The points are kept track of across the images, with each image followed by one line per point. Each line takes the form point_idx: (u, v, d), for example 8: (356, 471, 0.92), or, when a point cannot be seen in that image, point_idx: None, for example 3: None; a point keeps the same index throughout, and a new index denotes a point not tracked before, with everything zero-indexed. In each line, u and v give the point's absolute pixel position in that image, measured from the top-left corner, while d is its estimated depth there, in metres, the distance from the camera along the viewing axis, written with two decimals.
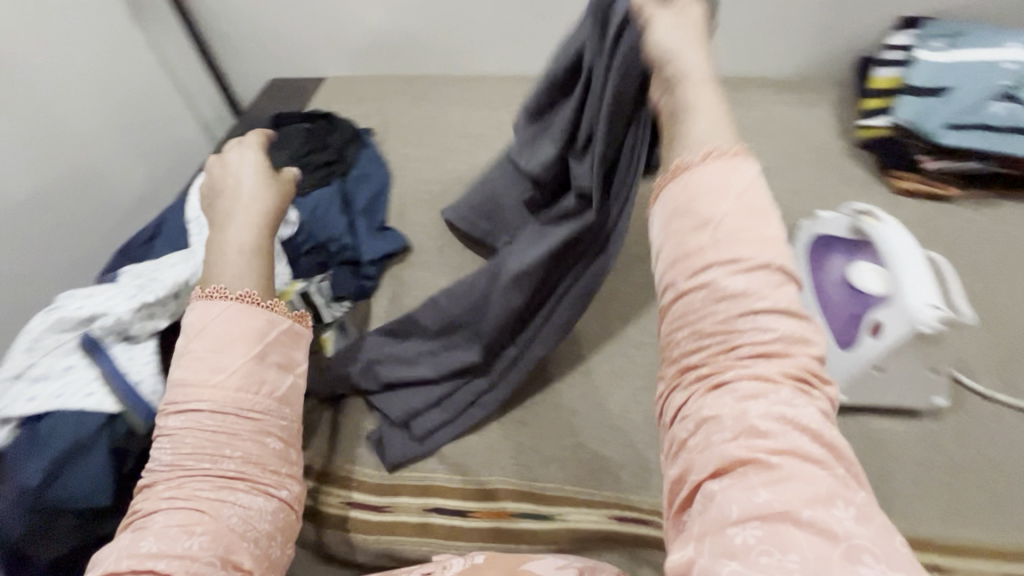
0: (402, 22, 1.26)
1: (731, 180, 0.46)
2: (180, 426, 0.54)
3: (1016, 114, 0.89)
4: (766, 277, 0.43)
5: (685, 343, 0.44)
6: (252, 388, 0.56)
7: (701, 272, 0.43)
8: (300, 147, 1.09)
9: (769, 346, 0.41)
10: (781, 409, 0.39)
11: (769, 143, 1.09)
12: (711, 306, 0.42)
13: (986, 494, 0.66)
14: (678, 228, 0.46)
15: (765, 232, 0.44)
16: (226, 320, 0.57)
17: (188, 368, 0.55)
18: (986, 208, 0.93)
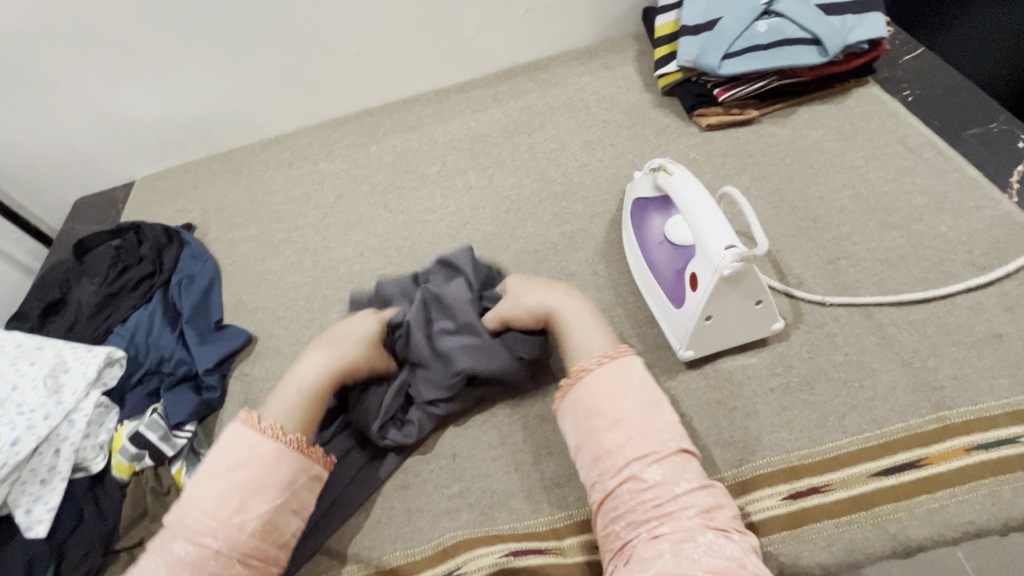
0: (188, 101, 1.17)
1: (626, 380, 0.62)
2: (183, 554, 0.54)
3: (778, 28, 0.92)
4: (672, 463, 0.57)
5: (624, 530, 0.57)
6: (271, 542, 0.58)
7: (623, 468, 0.57)
8: (110, 270, 0.99)
9: (694, 509, 0.55)
10: (706, 545, 0.53)
11: (583, 116, 1.09)
12: (640, 494, 0.56)
13: (841, 396, 0.68)
14: (598, 429, 0.60)
15: (660, 420, 0.60)
16: (265, 465, 0.59)
17: (203, 497, 0.56)
18: (794, 131, 0.95)
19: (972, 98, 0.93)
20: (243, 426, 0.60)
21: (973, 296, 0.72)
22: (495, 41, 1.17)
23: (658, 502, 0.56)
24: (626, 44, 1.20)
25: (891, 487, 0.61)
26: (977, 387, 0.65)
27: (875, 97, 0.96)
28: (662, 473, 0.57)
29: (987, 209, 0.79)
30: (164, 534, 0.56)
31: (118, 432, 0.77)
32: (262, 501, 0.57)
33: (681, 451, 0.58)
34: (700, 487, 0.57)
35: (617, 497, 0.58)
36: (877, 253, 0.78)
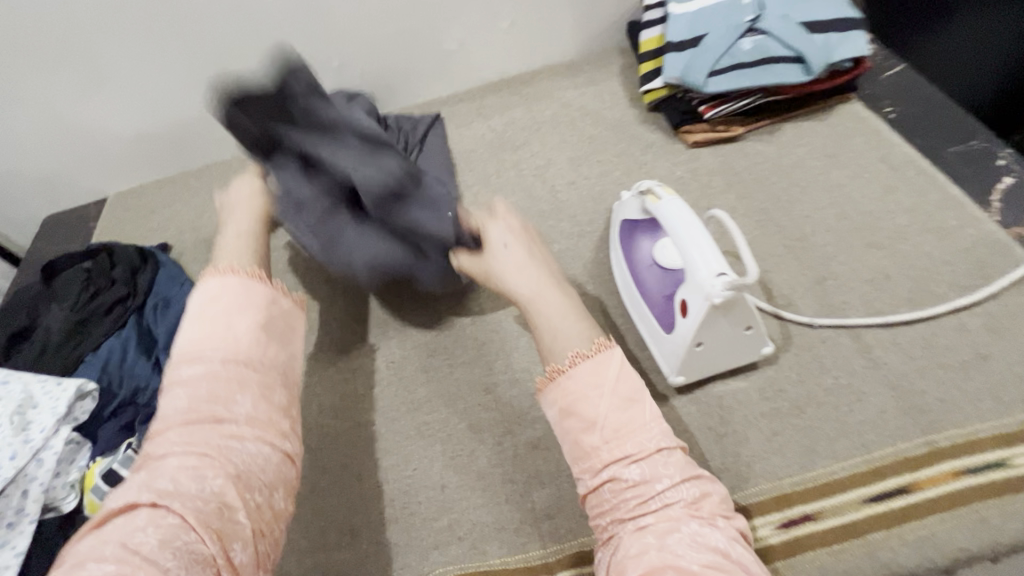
0: (162, 116, 1.13)
1: (606, 374, 0.61)
2: (193, 377, 0.56)
3: (762, 46, 0.92)
4: (652, 462, 0.58)
5: (610, 524, 0.58)
6: (272, 343, 0.62)
7: (602, 470, 0.59)
8: (81, 295, 0.95)
9: (675, 505, 0.56)
10: (691, 535, 0.54)
11: (568, 131, 1.08)
12: (621, 493, 0.57)
13: (832, 420, 0.67)
14: (576, 431, 0.61)
15: (638, 418, 0.60)
16: (241, 292, 0.64)
17: (208, 334, 0.60)
18: (778, 149, 0.96)
19: (951, 115, 0.94)
20: (222, 276, 0.65)
21: (957, 316, 0.73)
22: (478, 54, 1.15)
23: (642, 499, 0.56)
24: (611, 57, 1.19)
25: (882, 512, 0.61)
26: (963, 410, 0.66)
27: (857, 114, 0.97)
28: (641, 472, 0.57)
29: (969, 228, 0.80)
30: (175, 362, 0.59)
31: (90, 470, 0.74)
32: (249, 320, 0.62)
33: (659, 449, 0.58)
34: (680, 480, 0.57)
35: (600, 496, 0.58)
36: (863, 272, 0.79)
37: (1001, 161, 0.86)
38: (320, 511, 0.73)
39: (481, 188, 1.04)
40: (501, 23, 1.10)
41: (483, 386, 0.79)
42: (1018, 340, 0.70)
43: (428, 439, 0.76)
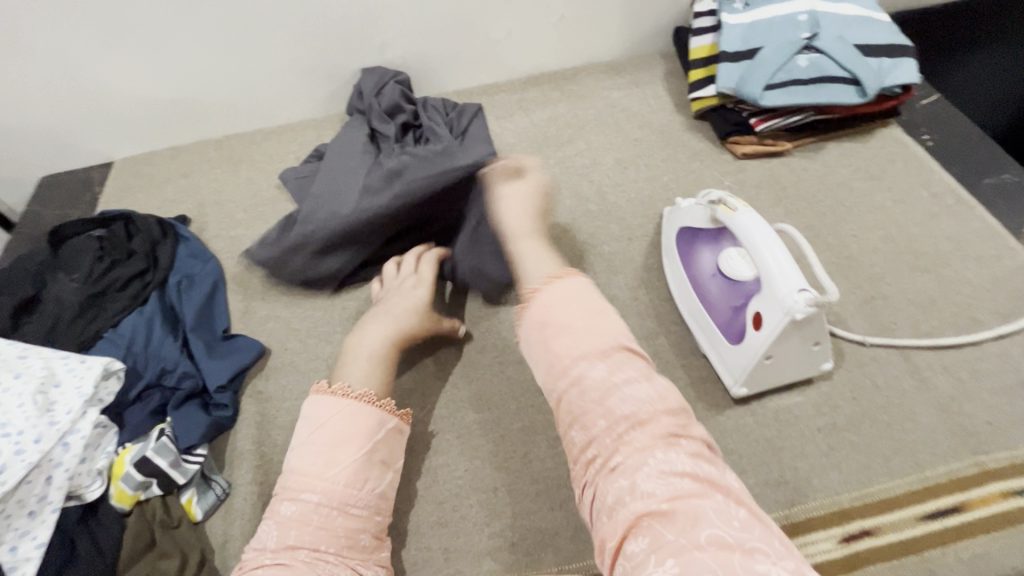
0: (185, 80, 1.06)
1: (574, 293, 0.58)
2: (292, 514, 0.56)
3: (819, 65, 0.94)
4: (614, 359, 0.54)
5: (579, 438, 0.53)
6: (373, 476, 0.60)
7: (570, 370, 0.54)
8: (94, 266, 0.88)
9: (637, 418, 0.51)
10: (658, 466, 0.48)
11: (613, 132, 1.07)
12: (588, 403, 0.52)
13: (885, 438, 0.69)
14: (552, 339, 0.56)
15: (604, 331, 0.55)
16: (345, 415, 0.61)
17: (309, 462, 0.58)
18: (823, 167, 0.97)
19: (986, 148, 0.97)
20: (322, 396, 0.62)
21: (999, 343, 0.76)
22: (524, 45, 1.13)
23: (605, 403, 0.52)
24: (655, 60, 1.19)
25: (937, 530, 0.63)
26: (1008, 433, 0.69)
27: (898, 139, 1.00)
28: (606, 368, 0.53)
29: (1007, 258, 0.84)
30: (279, 492, 0.59)
31: (118, 457, 0.69)
32: (350, 451, 0.59)
33: (621, 347, 0.55)
34: (641, 382, 0.53)
35: (568, 405, 0.54)
36: (910, 294, 0.81)
37: None
38: None
39: None
40: (552, 16, 1.08)
41: (535, 387, 0.78)
42: None
43: (479, 439, 0.75)
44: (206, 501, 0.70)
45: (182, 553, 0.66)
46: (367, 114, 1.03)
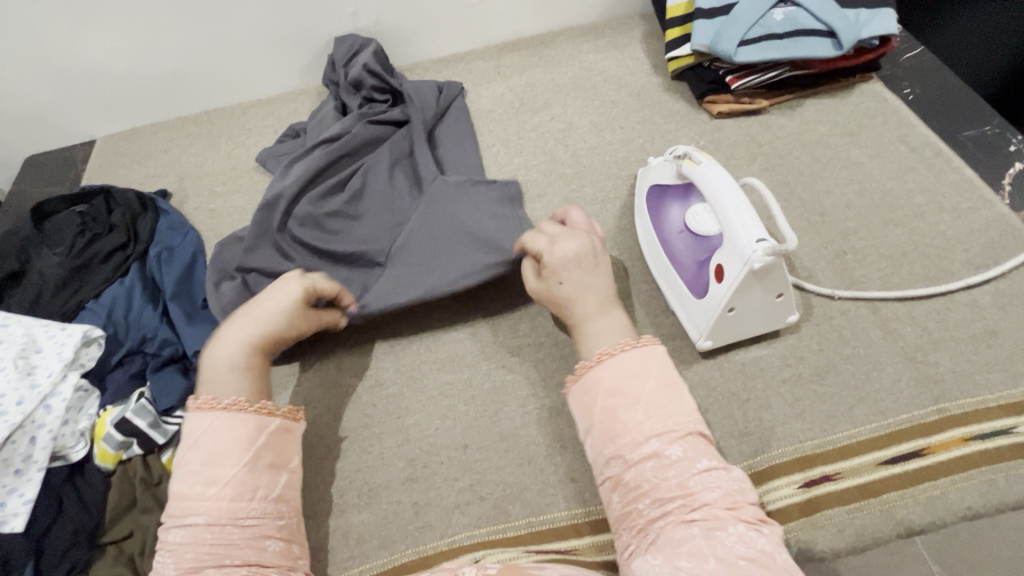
0: (159, 54, 1.06)
1: (647, 363, 0.60)
2: (180, 541, 0.54)
3: (794, 19, 0.92)
4: (692, 443, 0.56)
5: (649, 510, 0.54)
6: (263, 480, 0.59)
7: (643, 444, 0.56)
8: (76, 240, 0.89)
9: (718, 500, 0.52)
10: (737, 536, 0.50)
11: (590, 96, 1.07)
12: (663, 473, 0.54)
13: (849, 388, 0.70)
14: (617, 408, 0.58)
15: (680, 405, 0.58)
16: (219, 432, 0.59)
17: (187, 481, 0.57)
18: (801, 123, 0.96)
19: (968, 100, 0.95)
20: (200, 411, 0.60)
21: (968, 294, 0.75)
22: (498, 10, 1.11)
23: (683, 481, 0.54)
24: (636, 22, 1.17)
25: (898, 475, 0.64)
26: (972, 381, 0.69)
27: (879, 93, 0.98)
28: (684, 451, 0.55)
29: (983, 210, 0.82)
30: (165, 522, 0.56)
31: (100, 418, 0.71)
32: (228, 465, 0.57)
33: (699, 433, 0.57)
34: (721, 470, 0.55)
35: (639, 474, 0.55)
36: (882, 248, 0.81)
37: (1012, 147, 0.89)
38: (341, 467, 0.73)
39: (501, 149, 1.02)
40: None
41: (507, 349, 0.79)
42: None
43: (452, 399, 0.76)
44: None
45: (161, 508, 0.69)
46: (338, 86, 1.04)
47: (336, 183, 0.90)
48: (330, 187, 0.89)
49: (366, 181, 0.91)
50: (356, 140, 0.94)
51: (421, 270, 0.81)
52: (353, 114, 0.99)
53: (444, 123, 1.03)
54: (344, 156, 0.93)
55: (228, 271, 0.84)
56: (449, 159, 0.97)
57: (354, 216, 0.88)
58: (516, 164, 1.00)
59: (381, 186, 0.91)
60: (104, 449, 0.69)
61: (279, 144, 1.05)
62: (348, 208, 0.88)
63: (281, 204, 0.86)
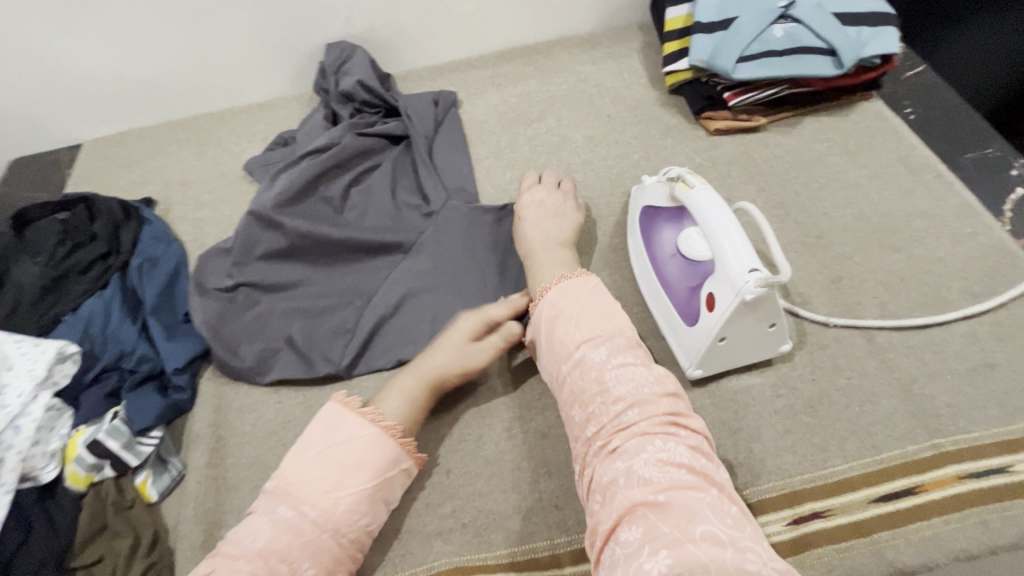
0: (147, 59, 1.04)
1: (582, 287, 0.67)
2: (285, 520, 0.57)
3: (794, 35, 0.90)
4: (613, 349, 0.61)
5: (581, 420, 0.59)
6: (370, 511, 0.61)
7: (573, 352, 0.62)
8: (56, 249, 0.87)
9: (635, 402, 0.57)
10: (655, 455, 0.53)
11: (585, 108, 1.05)
12: (585, 380, 0.59)
13: (842, 420, 0.68)
14: (557, 331, 0.64)
15: (606, 321, 0.63)
16: (366, 444, 0.62)
17: (320, 474, 0.59)
18: (799, 142, 0.94)
19: (970, 121, 0.94)
20: (349, 413, 0.64)
21: (966, 324, 0.73)
22: (494, 19, 1.09)
23: (602, 381, 0.59)
24: (634, 32, 1.14)
25: (890, 512, 0.63)
26: (968, 415, 0.67)
27: (879, 112, 0.96)
28: (606, 354, 0.60)
29: (983, 236, 0.81)
30: (280, 492, 0.59)
31: (72, 438, 0.69)
32: (354, 480, 0.60)
33: (620, 342, 0.62)
34: (638, 373, 0.59)
35: (573, 388, 0.60)
36: (879, 274, 0.79)
37: (1015, 171, 0.87)
38: None
39: (494, 161, 1.00)
40: None
41: (494, 370, 0.78)
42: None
43: (436, 421, 0.74)
44: (162, 483, 0.71)
45: (135, 532, 0.67)
46: (329, 94, 1.02)
47: (329, 201, 0.90)
48: (322, 205, 0.89)
49: (360, 199, 0.91)
50: (345, 152, 0.92)
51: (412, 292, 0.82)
52: (343, 124, 0.97)
53: (438, 134, 1.01)
54: (335, 170, 0.91)
55: (212, 286, 0.82)
56: (441, 171, 0.95)
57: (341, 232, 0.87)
58: (508, 177, 0.98)
59: (374, 204, 0.91)
60: (75, 470, 0.67)
61: (268, 152, 1.03)
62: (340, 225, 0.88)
63: (265, 218, 0.84)
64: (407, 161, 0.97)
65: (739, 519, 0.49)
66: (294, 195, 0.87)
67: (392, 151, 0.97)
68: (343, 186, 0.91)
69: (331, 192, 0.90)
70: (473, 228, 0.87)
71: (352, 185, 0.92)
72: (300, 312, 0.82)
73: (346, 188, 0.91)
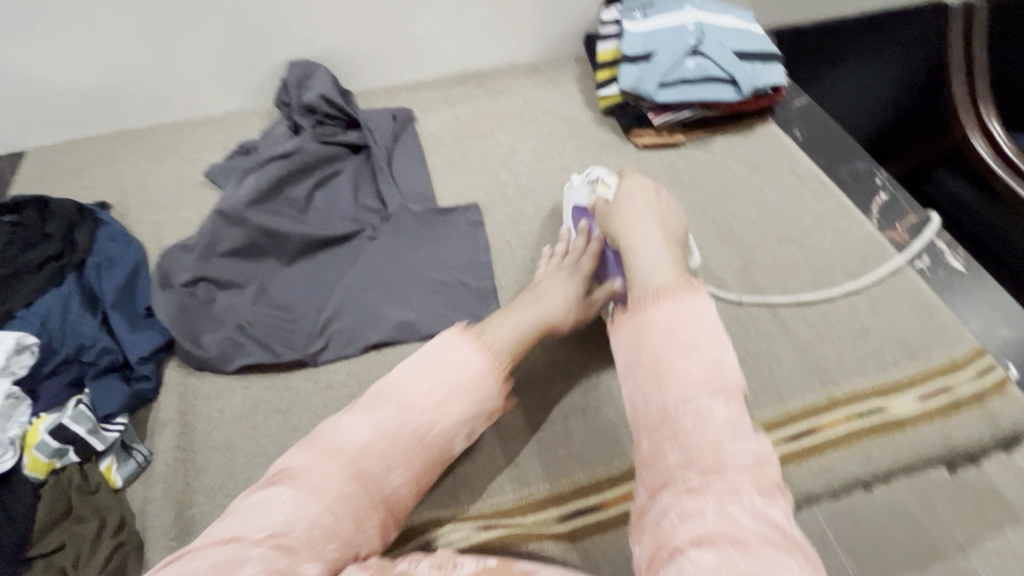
0: (106, 68, 1.06)
1: (693, 308, 0.53)
2: (368, 427, 0.54)
3: (703, 67, 1.07)
4: (734, 399, 0.49)
5: (671, 455, 0.47)
6: (445, 434, 0.58)
7: (685, 392, 0.49)
8: (6, 249, 0.86)
9: (749, 461, 0.45)
10: (755, 511, 0.43)
11: (530, 126, 1.17)
12: (698, 424, 0.47)
13: (755, 378, 0.81)
14: (664, 349, 0.51)
15: (727, 356, 0.51)
16: (482, 369, 0.59)
17: (428, 388, 0.57)
18: (712, 156, 1.11)
19: (843, 141, 1.14)
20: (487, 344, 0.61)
21: (847, 298, 0.89)
22: (446, 46, 1.21)
23: (715, 440, 0.46)
24: (571, 62, 1.30)
25: (795, 449, 0.75)
26: (851, 369, 0.82)
27: (774, 133, 1.15)
28: (726, 409, 0.48)
29: (857, 230, 0.98)
30: (385, 398, 0.57)
31: (32, 427, 0.69)
32: (452, 401, 0.57)
33: (740, 389, 0.50)
34: (753, 434, 0.47)
35: (670, 421, 0.48)
36: (779, 260, 0.94)
37: (878, 180, 1.07)
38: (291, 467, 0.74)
39: (449, 170, 1.09)
40: (473, 20, 1.18)
41: None
42: (891, 316, 0.87)
43: None
44: (127, 469, 0.72)
45: (100, 516, 0.67)
46: (291, 106, 1.09)
47: (295, 203, 0.95)
48: (287, 207, 0.94)
49: (324, 201, 0.98)
50: (310, 158, 0.98)
51: (378, 283, 0.88)
52: (306, 133, 1.04)
53: (396, 145, 1.10)
54: (300, 174, 0.97)
55: (175, 280, 0.84)
56: (401, 178, 1.04)
57: (307, 230, 0.92)
58: (463, 183, 1.07)
59: (338, 205, 0.98)
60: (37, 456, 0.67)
61: (229, 160, 1.07)
62: (305, 225, 0.94)
63: (232, 216, 0.88)
64: (368, 168, 1.05)
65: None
66: (262, 197, 0.92)
67: (354, 159, 1.04)
68: (308, 188, 0.97)
69: (296, 194, 0.96)
70: (431, 227, 0.96)
71: (315, 188, 0.98)
72: (267, 304, 0.86)
73: (311, 191, 0.97)
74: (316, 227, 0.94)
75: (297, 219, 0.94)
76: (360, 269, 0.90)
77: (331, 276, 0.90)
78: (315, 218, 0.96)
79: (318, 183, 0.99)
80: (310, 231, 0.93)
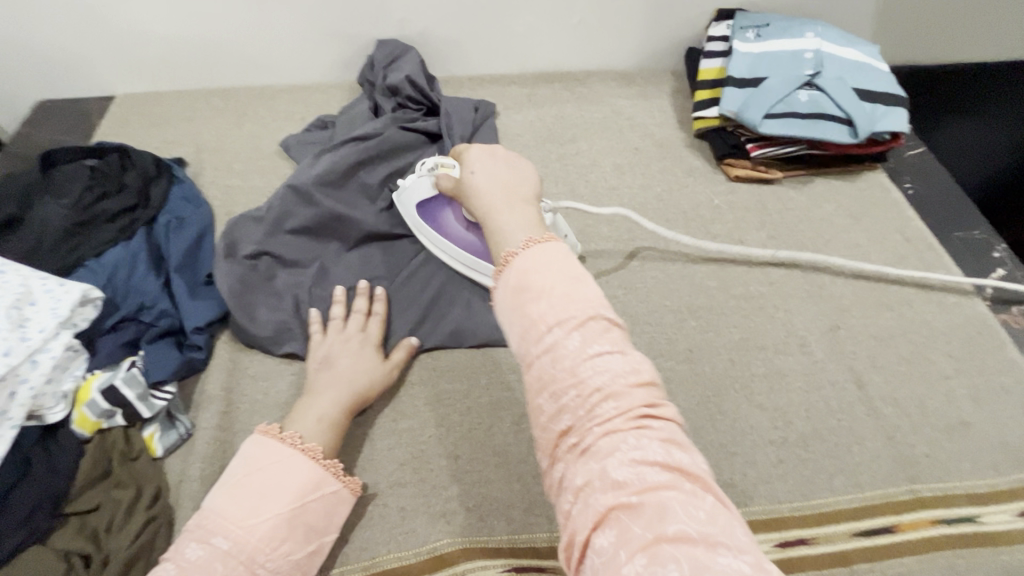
0: (202, 25, 1.06)
1: (554, 257, 0.50)
2: (200, 557, 0.57)
3: (817, 101, 0.98)
4: (590, 329, 0.46)
5: (547, 406, 0.45)
6: (294, 540, 0.61)
7: (545, 336, 0.46)
8: (84, 194, 0.87)
9: (602, 390, 0.43)
10: (628, 451, 0.41)
11: (615, 138, 1.11)
12: (553, 366, 0.45)
13: (831, 457, 0.73)
14: (528, 305, 0.48)
15: (584, 292, 0.48)
16: (281, 469, 0.63)
17: (230, 506, 0.60)
18: (809, 198, 1.02)
19: (960, 203, 1.03)
20: (262, 437, 0.65)
21: (946, 383, 0.80)
22: (539, 42, 1.15)
23: (573, 371, 0.45)
24: (667, 75, 1.22)
25: (867, 547, 0.67)
26: (943, 466, 0.73)
27: (883, 183, 1.05)
28: (580, 340, 0.45)
29: (966, 306, 0.88)
30: (190, 531, 0.59)
31: (86, 382, 0.69)
32: (269, 508, 0.61)
33: (599, 317, 0.47)
34: (614, 353, 0.45)
35: (539, 370, 0.46)
36: (873, 327, 0.85)
37: (997, 253, 0.95)
38: None
39: None
40: (572, 20, 1.12)
41: (509, 369, 0.80)
42: (997, 414, 0.77)
43: (449, 410, 0.76)
44: (168, 439, 0.71)
45: (138, 484, 0.66)
46: (375, 86, 1.06)
47: (365, 187, 0.92)
48: (357, 190, 0.92)
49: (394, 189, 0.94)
50: (387, 143, 0.95)
51: (438, 286, 0.84)
52: (386, 116, 1.01)
53: (474, 140, 1.05)
54: (375, 158, 0.94)
55: (239, 249, 0.83)
56: None
57: (374, 218, 0.89)
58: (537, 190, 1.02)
59: None
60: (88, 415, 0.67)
61: (305, 133, 1.06)
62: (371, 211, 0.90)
63: (303, 193, 0.86)
64: (443, 160, 1.01)
65: (716, 513, 0.40)
66: (334, 177, 0.89)
67: (430, 149, 1.01)
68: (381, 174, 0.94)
69: (368, 178, 0.93)
70: None
71: (387, 173, 0.95)
72: (323, 290, 0.83)
73: (384, 177, 0.94)
74: (382, 215, 0.91)
75: (365, 203, 0.91)
76: (422, 267, 0.86)
77: (393, 269, 0.87)
78: (382, 206, 0.92)
79: (392, 169, 0.96)
80: (377, 219, 0.90)
